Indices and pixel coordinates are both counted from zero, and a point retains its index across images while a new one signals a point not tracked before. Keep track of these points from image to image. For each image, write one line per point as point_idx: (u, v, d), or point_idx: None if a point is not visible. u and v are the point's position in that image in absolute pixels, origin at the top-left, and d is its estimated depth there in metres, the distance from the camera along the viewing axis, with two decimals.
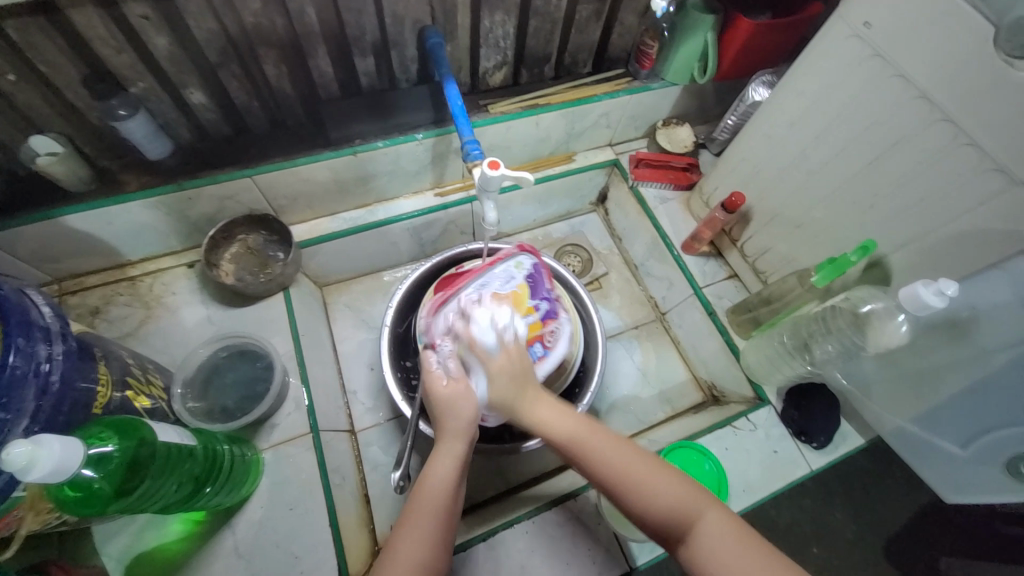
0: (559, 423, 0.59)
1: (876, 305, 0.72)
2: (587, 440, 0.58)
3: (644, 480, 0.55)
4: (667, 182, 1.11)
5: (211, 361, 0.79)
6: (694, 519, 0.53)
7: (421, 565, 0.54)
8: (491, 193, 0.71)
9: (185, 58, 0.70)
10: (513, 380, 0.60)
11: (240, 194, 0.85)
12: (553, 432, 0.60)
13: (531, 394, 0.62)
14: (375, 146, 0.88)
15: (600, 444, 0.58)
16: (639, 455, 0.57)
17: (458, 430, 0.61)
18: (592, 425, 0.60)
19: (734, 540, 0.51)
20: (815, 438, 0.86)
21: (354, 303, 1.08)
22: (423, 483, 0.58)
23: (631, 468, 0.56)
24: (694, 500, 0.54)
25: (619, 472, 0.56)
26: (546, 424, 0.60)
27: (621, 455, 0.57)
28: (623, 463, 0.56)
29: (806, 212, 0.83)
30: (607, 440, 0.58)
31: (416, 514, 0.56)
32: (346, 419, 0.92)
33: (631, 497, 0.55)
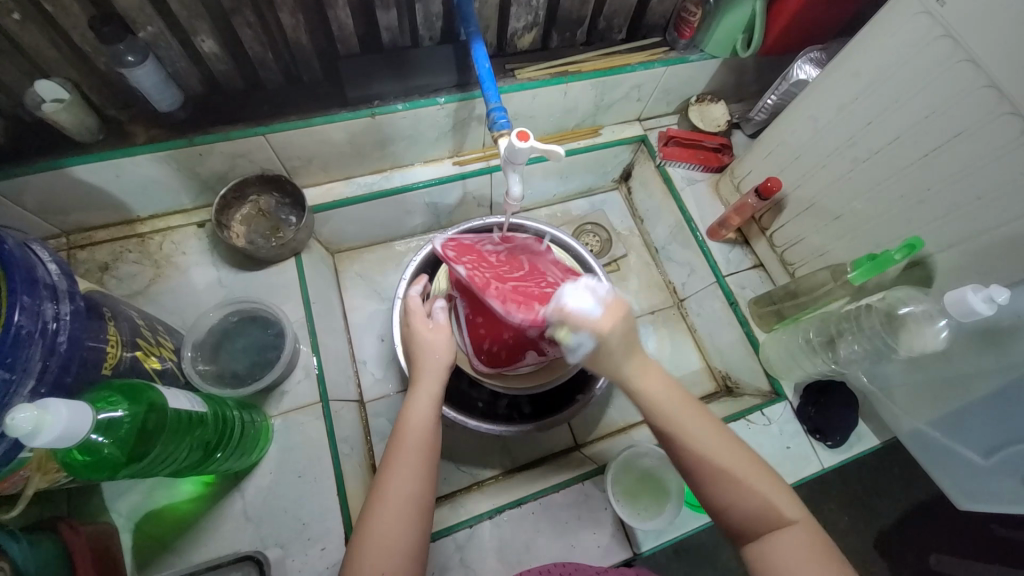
0: (668, 395, 0.55)
1: (914, 308, 0.68)
2: (681, 422, 0.54)
3: (741, 477, 0.53)
4: (696, 163, 1.06)
5: (221, 326, 0.77)
6: (778, 521, 0.51)
7: (413, 497, 0.54)
8: (517, 165, 0.68)
9: (196, 1, 0.65)
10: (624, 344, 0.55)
11: (252, 152, 0.82)
12: (659, 402, 0.55)
13: (637, 348, 0.56)
14: (394, 109, 0.83)
15: (703, 430, 0.54)
16: (738, 450, 0.54)
17: (435, 372, 0.64)
18: (695, 408, 0.55)
19: (809, 556, 0.49)
20: (830, 436, 0.84)
21: (366, 272, 1.05)
22: (409, 419, 0.59)
23: (731, 459, 0.53)
24: (783, 502, 0.52)
25: (708, 462, 0.53)
26: (654, 389, 0.55)
27: (722, 446, 0.54)
28: (722, 453, 0.53)
29: (847, 204, 0.79)
30: (709, 423, 0.55)
31: (404, 447, 0.57)
32: (355, 388, 0.92)
33: (714, 488, 0.53)
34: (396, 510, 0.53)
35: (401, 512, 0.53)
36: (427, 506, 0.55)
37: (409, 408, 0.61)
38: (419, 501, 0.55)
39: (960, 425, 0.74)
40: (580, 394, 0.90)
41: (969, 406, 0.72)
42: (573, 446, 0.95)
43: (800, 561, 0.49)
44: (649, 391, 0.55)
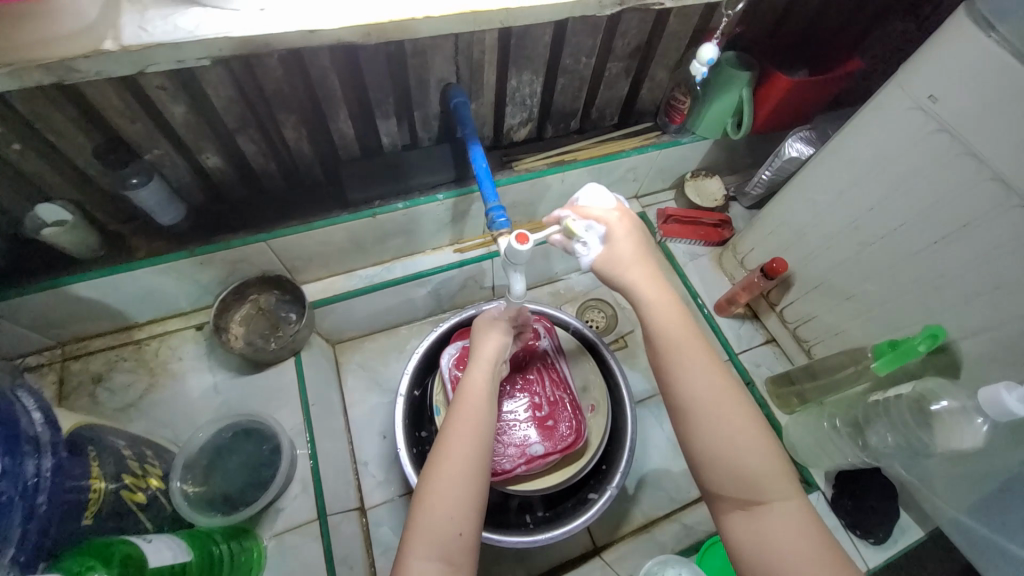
0: (676, 333, 0.55)
1: (951, 403, 0.65)
2: (688, 363, 0.53)
3: (740, 444, 0.50)
4: (697, 239, 1.07)
5: (214, 441, 0.73)
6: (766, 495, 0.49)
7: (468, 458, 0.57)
8: (518, 266, 0.66)
9: (202, 125, 0.67)
10: (633, 253, 0.59)
11: (253, 257, 0.82)
12: (670, 341, 0.55)
13: (647, 277, 0.58)
14: (394, 208, 0.84)
15: (715, 393, 0.52)
16: (745, 413, 0.52)
17: (489, 357, 0.69)
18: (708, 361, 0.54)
19: (797, 534, 0.47)
20: (872, 533, 0.78)
21: (368, 363, 1.02)
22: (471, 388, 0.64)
23: (737, 423, 0.51)
24: (771, 478, 0.49)
25: (715, 416, 0.51)
26: (667, 335, 0.55)
27: (726, 408, 0.52)
28: (732, 421, 0.51)
29: (857, 285, 0.77)
30: (722, 384, 0.53)
31: (468, 410, 0.62)
32: (356, 494, 0.86)
33: (711, 440, 0.51)
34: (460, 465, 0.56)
35: (461, 467, 0.56)
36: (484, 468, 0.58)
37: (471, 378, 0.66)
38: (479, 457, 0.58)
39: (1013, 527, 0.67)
40: (597, 493, 0.84)
41: (1001, 503, 0.64)
42: (592, 550, 0.88)
43: (786, 536, 0.47)
44: (659, 325, 0.56)
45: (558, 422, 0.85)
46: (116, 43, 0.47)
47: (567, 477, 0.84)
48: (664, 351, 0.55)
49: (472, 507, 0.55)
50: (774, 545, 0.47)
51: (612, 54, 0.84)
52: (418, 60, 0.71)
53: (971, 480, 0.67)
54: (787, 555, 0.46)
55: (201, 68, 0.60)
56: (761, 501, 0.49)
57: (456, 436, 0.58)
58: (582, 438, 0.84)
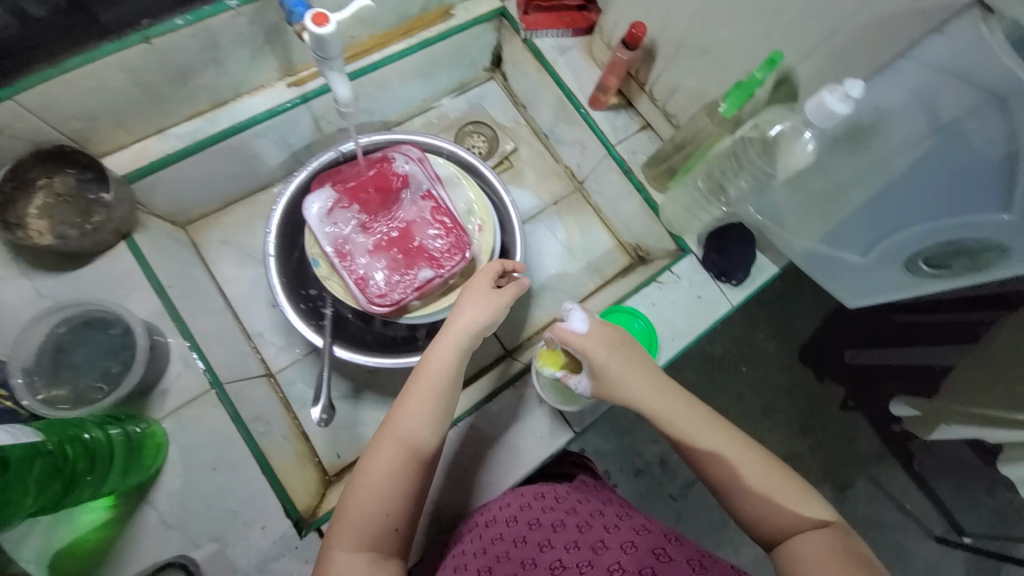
0: (670, 400, 0.58)
1: (783, 125, 0.67)
2: (685, 424, 0.56)
3: (767, 485, 0.51)
4: (563, 28, 0.97)
5: (51, 342, 0.64)
6: (801, 527, 0.49)
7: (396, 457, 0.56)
8: (332, 59, 0.56)
9: None
10: (616, 357, 0.60)
11: (10, 124, 0.64)
12: (666, 414, 0.57)
13: (640, 376, 0.59)
14: (175, 26, 0.66)
15: (736, 450, 0.54)
16: (758, 456, 0.54)
17: (451, 333, 0.63)
18: (722, 423, 0.56)
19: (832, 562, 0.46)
20: (734, 275, 0.87)
21: (231, 238, 0.92)
22: (427, 361, 0.61)
23: (755, 467, 0.52)
24: (804, 506, 0.50)
25: (724, 463, 0.53)
26: (664, 408, 0.57)
27: (738, 449, 0.54)
28: (750, 466, 0.53)
29: (712, 33, 0.74)
30: (735, 436, 0.55)
31: (416, 388, 0.59)
32: (257, 364, 0.84)
33: (736, 489, 0.52)
34: (391, 445, 0.56)
35: (392, 453, 0.56)
36: (423, 451, 0.57)
37: (429, 351, 0.63)
38: (417, 442, 0.57)
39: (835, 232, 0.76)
40: None
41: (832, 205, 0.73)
42: (504, 353, 0.95)
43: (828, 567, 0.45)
44: (656, 406, 0.58)
45: (445, 248, 0.82)
46: None
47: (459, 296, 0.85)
48: (663, 421, 0.56)
49: (384, 506, 0.54)
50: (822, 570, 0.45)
51: None
52: None
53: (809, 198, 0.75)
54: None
55: None
56: (801, 535, 0.49)
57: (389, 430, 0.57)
58: (467, 257, 0.82)
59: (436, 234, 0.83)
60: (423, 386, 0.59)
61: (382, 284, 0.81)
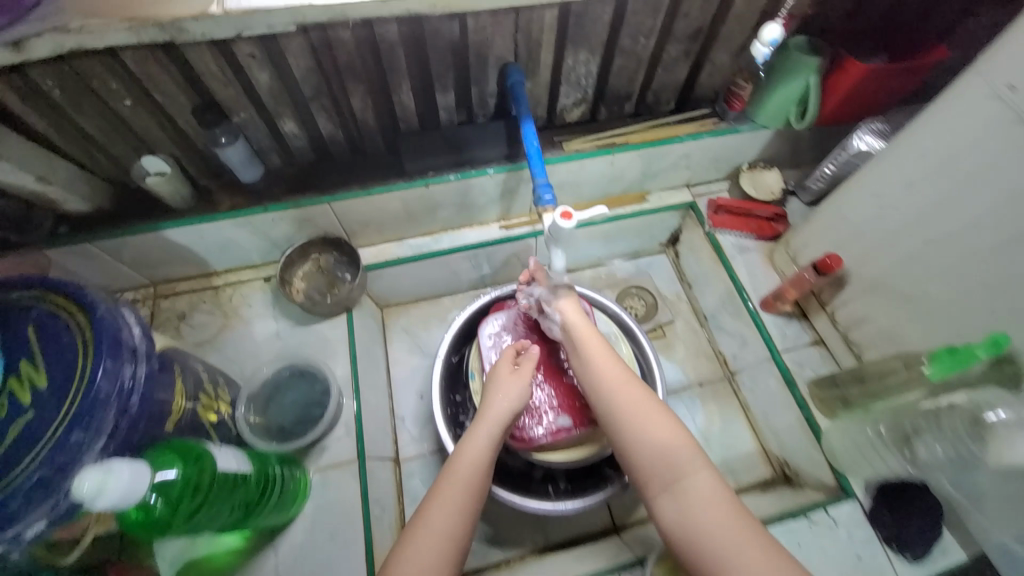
0: (595, 355, 0.73)
1: (1005, 414, 0.61)
2: (603, 375, 0.71)
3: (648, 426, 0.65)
4: (748, 231, 1.03)
5: (273, 379, 0.81)
6: (681, 473, 0.61)
7: (443, 537, 0.59)
8: (561, 243, 0.69)
9: (282, 92, 0.74)
10: (573, 311, 0.78)
11: (317, 217, 0.89)
12: (597, 365, 0.72)
13: (589, 336, 0.75)
14: (446, 179, 0.88)
15: (627, 392, 0.68)
16: (658, 410, 0.66)
17: (490, 418, 0.69)
18: (629, 377, 0.70)
19: (708, 499, 0.58)
20: (909, 548, 0.75)
21: (411, 328, 1.09)
22: (462, 456, 0.65)
23: (635, 408, 0.67)
24: (688, 456, 0.62)
25: (626, 408, 0.67)
26: (591, 361, 0.72)
27: (637, 401, 0.67)
28: (634, 405, 0.67)
29: (918, 286, 0.73)
30: (629, 382, 0.69)
31: (452, 482, 0.63)
32: (392, 445, 0.93)
33: (629, 431, 0.65)
34: (430, 541, 0.58)
35: (430, 542, 0.58)
36: (460, 541, 0.59)
37: (463, 445, 0.67)
38: (455, 536, 0.59)
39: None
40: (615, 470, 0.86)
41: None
42: (612, 527, 0.90)
43: (704, 502, 0.58)
44: (585, 358, 0.73)
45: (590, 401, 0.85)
46: None
47: (590, 454, 0.84)
48: (590, 378, 0.72)
49: None
50: (696, 510, 0.58)
51: (673, 36, 0.83)
52: (478, 37, 0.75)
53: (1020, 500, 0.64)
54: (700, 510, 0.58)
55: (285, 38, 0.67)
56: (688, 480, 0.60)
57: (434, 510, 0.60)
58: None
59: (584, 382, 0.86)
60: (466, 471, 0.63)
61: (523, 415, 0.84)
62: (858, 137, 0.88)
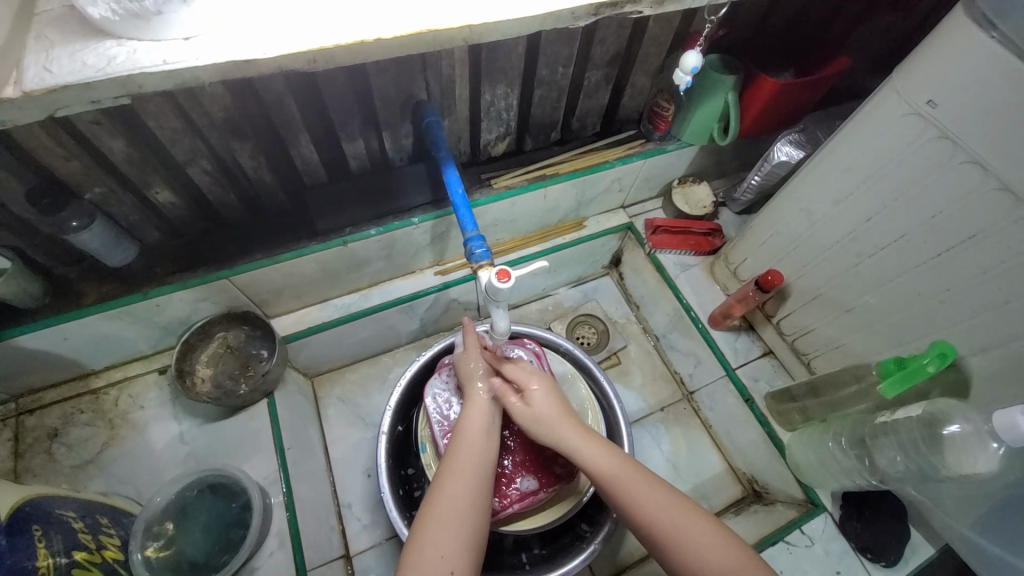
0: (610, 467, 0.61)
1: (963, 426, 0.60)
2: (627, 488, 0.59)
3: (684, 538, 0.55)
4: (687, 249, 1.02)
5: (177, 501, 0.68)
6: None
7: (464, 491, 0.59)
8: (501, 302, 0.60)
9: (146, 159, 0.62)
10: (556, 411, 0.66)
11: (216, 294, 0.76)
12: (612, 476, 0.60)
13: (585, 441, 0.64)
14: (367, 235, 0.79)
15: (650, 495, 0.58)
16: (697, 519, 0.56)
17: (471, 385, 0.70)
18: (655, 482, 0.60)
19: None
20: (884, 556, 0.74)
21: (348, 396, 0.97)
22: (469, 425, 0.65)
23: (662, 517, 0.56)
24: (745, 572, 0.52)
25: (662, 529, 0.56)
26: (606, 473, 0.61)
27: (671, 513, 0.56)
28: (662, 514, 0.57)
29: (857, 297, 0.73)
30: (675, 500, 0.58)
31: (462, 450, 0.63)
32: (339, 541, 0.81)
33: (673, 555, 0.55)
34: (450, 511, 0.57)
35: (451, 510, 0.57)
36: (481, 503, 0.59)
37: (465, 412, 0.67)
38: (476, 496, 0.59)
39: (1000, 533, 0.65)
40: (590, 526, 0.80)
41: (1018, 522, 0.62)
42: None
43: None
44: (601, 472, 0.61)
45: (553, 456, 0.78)
46: (17, 88, 0.39)
47: (561, 515, 0.77)
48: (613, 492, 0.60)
49: (456, 542, 0.55)
50: None
51: (590, 63, 0.80)
52: (381, 80, 0.67)
53: (980, 500, 0.65)
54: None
55: (140, 100, 0.55)
56: None
57: (450, 477, 0.60)
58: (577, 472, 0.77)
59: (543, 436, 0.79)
60: (468, 432, 0.64)
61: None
62: (778, 148, 0.89)
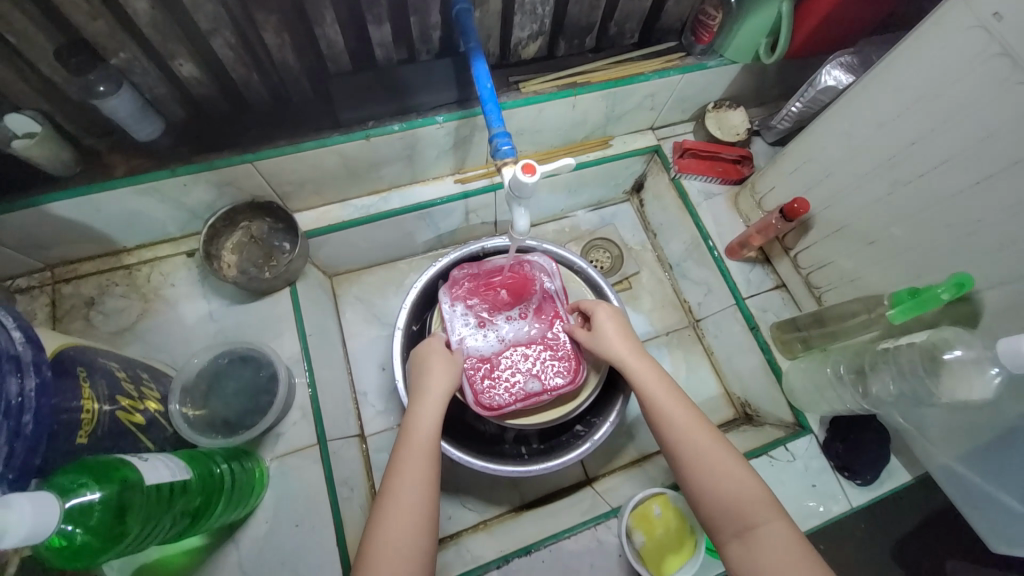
0: (656, 387, 0.67)
1: (964, 353, 0.62)
2: (665, 407, 0.65)
3: (711, 466, 0.60)
4: (714, 176, 0.99)
5: (211, 368, 0.73)
6: (755, 522, 0.56)
7: (417, 494, 0.58)
8: (522, 199, 0.60)
9: (169, 24, 0.60)
10: (619, 334, 0.75)
11: (240, 179, 0.76)
12: (651, 389, 0.67)
13: (635, 355, 0.72)
14: (390, 130, 0.77)
15: (684, 417, 0.64)
16: (727, 452, 0.61)
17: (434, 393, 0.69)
18: (689, 408, 0.65)
19: (787, 554, 0.54)
20: (859, 474, 0.79)
21: (365, 297, 1.01)
22: (412, 428, 0.64)
23: (697, 440, 0.62)
24: (761, 505, 0.57)
25: (686, 446, 0.62)
26: (645, 384, 0.68)
27: (702, 441, 0.62)
28: (694, 441, 0.62)
29: (882, 229, 0.72)
30: (709, 432, 0.62)
31: (411, 448, 0.61)
32: (355, 422, 0.88)
33: (692, 471, 0.61)
34: (402, 509, 0.57)
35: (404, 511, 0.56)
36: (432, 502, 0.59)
37: (413, 418, 0.66)
38: (426, 502, 0.58)
39: (978, 457, 0.69)
40: (584, 427, 0.87)
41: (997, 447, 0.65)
42: (584, 481, 0.91)
43: (781, 557, 0.53)
44: (648, 391, 0.67)
45: (558, 361, 0.80)
46: None
47: (560, 414, 0.83)
48: (655, 407, 0.66)
49: (410, 545, 0.55)
50: (771, 557, 0.54)
51: None
52: None
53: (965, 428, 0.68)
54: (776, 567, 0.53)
55: None
56: (764, 524, 0.56)
57: (401, 478, 0.59)
58: (579, 381, 0.80)
59: (552, 342, 0.81)
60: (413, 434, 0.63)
61: (491, 381, 0.78)
62: (827, 72, 0.83)
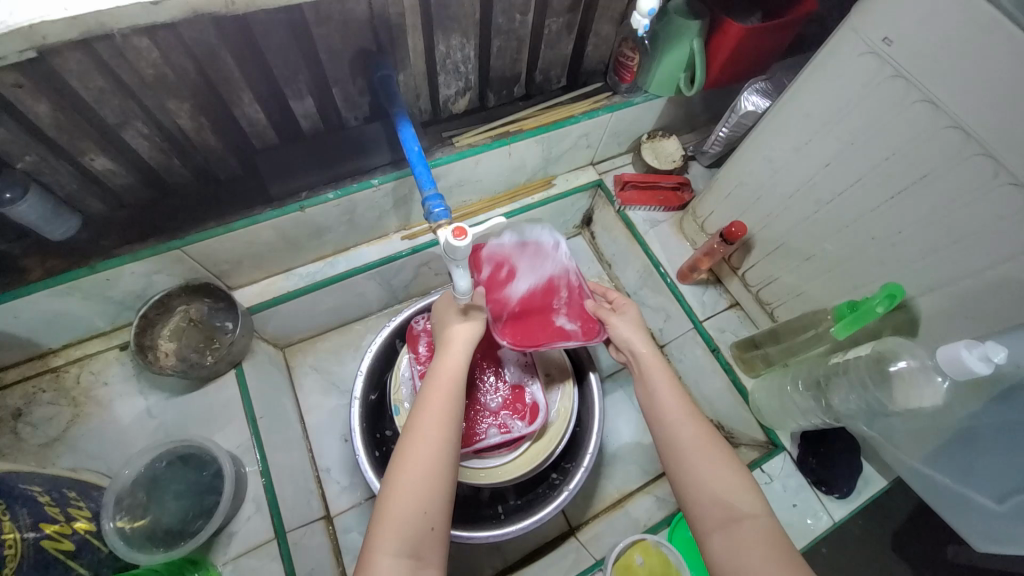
0: (657, 368, 0.64)
1: (910, 362, 0.64)
2: (659, 392, 0.62)
3: (697, 455, 0.56)
4: (657, 205, 1.01)
5: (147, 472, 0.68)
6: (738, 510, 0.52)
7: (441, 447, 0.55)
8: (459, 261, 0.58)
9: (76, 123, 0.58)
10: (635, 317, 0.71)
11: (171, 266, 0.73)
12: (653, 369, 0.64)
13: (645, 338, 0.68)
14: (326, 199, 0.76)
15: (679, 399, 0.61)
16: (717, 440, 0.58)
17: (464, 335, 0.65)
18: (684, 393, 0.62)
19: (768, 546, 0.49)
20: (837, 488, 0.78)
21: (322, 364, 0.97)
22: (439, 371, 0.61)
23: (687, 429, 0.58)
24: (745, 495, 0.53)
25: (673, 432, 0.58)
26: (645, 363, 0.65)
27: (692, 427, 0.58)
28: (684, 428, 0.58)
29: (817, 245, 0.74)
30: (700, 420, 0.59)
31: (434, 397, 0.58)
32: (319, 503, 0.83)
33: (679, 460, 0.57)
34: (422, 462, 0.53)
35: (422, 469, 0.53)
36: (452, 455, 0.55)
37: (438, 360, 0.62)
38: (446, 455, 0.54)
39: (941, 460, 0.69)
40: (559, 475, 0.84)
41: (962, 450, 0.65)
42: (568, 531, 0.87)
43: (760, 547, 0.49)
44: (648, 370, 0.64)
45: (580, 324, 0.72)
46: None
47: (530, 467, 0.80)
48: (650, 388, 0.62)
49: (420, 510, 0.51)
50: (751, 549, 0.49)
51: (549, 10, 0.76)
52: (326, 30, 0.63)
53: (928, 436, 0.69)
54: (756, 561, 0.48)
55: (57, 56, 0.51)
56: (746, 512, 0.52)
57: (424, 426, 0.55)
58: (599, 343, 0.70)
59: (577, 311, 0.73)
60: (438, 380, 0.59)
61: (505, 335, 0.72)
62: (746, 98, 0.87)
